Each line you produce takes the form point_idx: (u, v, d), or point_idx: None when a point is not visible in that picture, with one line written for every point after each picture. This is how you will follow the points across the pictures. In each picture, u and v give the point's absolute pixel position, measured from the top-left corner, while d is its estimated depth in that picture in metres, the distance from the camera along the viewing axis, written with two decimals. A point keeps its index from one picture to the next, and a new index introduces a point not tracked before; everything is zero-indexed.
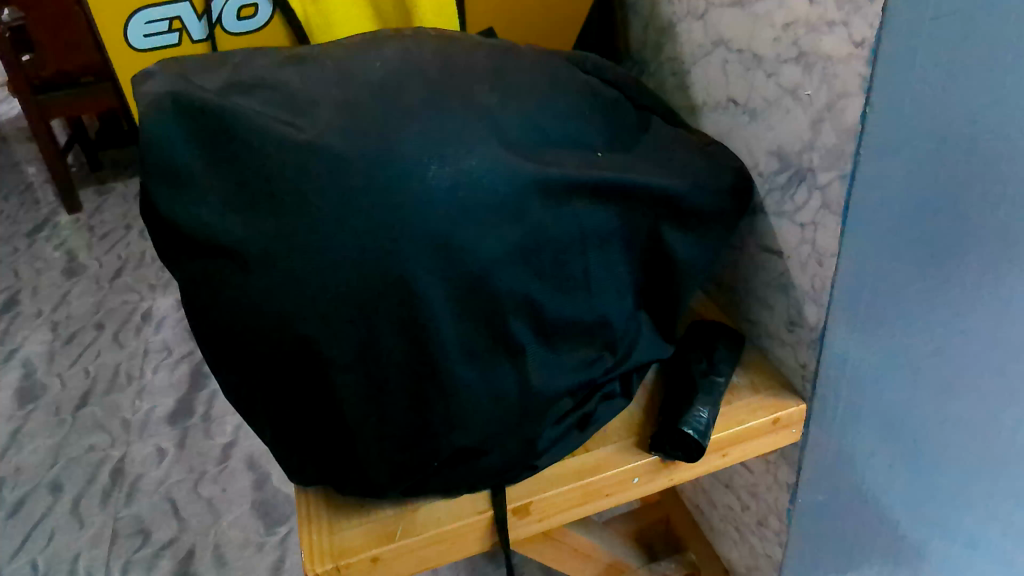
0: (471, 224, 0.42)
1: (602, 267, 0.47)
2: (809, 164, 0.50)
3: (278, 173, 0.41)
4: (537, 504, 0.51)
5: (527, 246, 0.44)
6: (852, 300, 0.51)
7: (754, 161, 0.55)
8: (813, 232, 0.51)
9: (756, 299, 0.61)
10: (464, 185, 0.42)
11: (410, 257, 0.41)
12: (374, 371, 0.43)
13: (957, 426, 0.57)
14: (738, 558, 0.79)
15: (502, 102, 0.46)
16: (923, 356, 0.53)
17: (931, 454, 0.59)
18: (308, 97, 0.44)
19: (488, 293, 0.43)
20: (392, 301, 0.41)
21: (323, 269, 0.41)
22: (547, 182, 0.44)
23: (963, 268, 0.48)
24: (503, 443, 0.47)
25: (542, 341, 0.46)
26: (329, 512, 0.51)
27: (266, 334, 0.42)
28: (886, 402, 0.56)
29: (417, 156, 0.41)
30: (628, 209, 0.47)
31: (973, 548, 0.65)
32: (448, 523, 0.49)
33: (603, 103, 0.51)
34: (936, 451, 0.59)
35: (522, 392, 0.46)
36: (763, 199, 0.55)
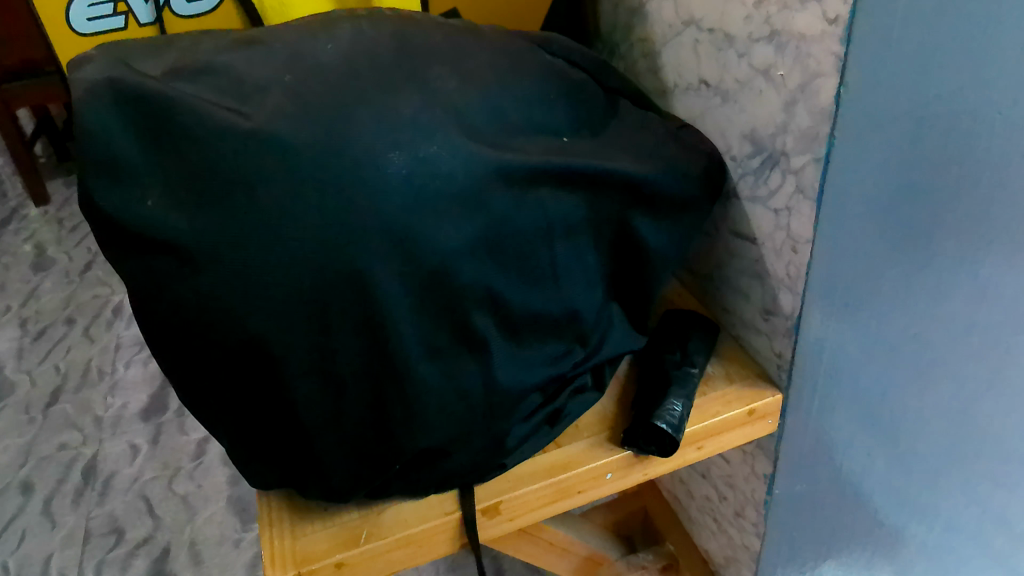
0: (431, 214, 0.40)
1: (570, 257, 0.45)
2: (783, 148, 0.48)
3: (224, 162, 0.39)
4: (508, 503, 0.49)
5: (489, 237, 0.42)
6: (828, 288, 0.50)
7: (727, 145, 0.53)
8: (788, 218, 0.49)
9: (730, 287, 0.59)
10: (424, 174, 0.40)
11: (367, 251, 0.39)
12: (330, 370, 0.41)
13: (937, 411, 0.57)
14: (716, 548, 0.77)
15: (462, 85, 0.44)
16: (902, 344, 0.53)
17: (907, 440, 0.59)
18: (256, 82, 0.42)
19: (451, 287, 0.41)
20: (348, 297, 0.39)
21: (274, 264, 0.38)
22: (512, 170, 0.42)
23: (942, 254, 0.48)
24: (470, 442, 0.45)
25: (508, 336, 0.44)
26: (292, 516, 0.49)
27: (216, 335, 0.40)
28: (862, 388, 0.55)
29: (371, 145, 0.39)
30: (596, 196, 0.45)
31: (948, 530, 0.67)
32: (415, 525, 0.48)
33: (569, 86, 0.49)
34: (912, 436, 0.59)
35: (488, 389, 0.44)
36: (736, 183, 0.54)
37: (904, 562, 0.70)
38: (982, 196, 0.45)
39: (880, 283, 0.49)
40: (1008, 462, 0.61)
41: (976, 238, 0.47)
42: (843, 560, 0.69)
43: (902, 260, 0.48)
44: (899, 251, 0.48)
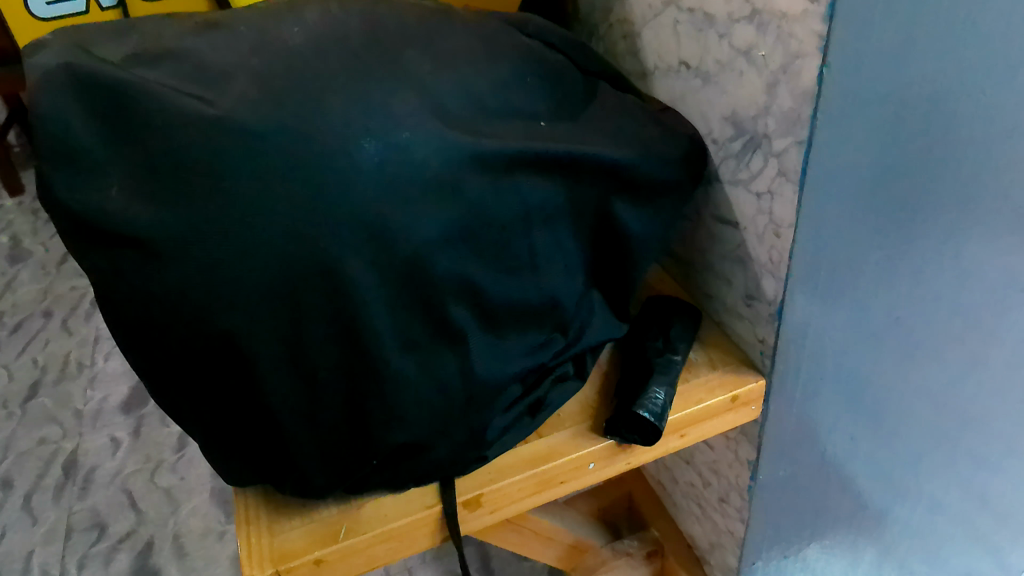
0: (405, 203, 0.39)
1: (549, 244, 0.44)
2: (764, 130, 0.46)
3: (188, 151, 0.37)
4: (490, 495, 0.48)
5: (466, 226, 0.41)
6: (812, 273, 0.49)
7: (708, 128, 0.52)
8: (770, 201, 0.48)
9: (712, 273, 0.58)
10: (397, 161, 0.38)
11: (339, 242, 0.37)
12: (303, 364, 0.40)
13: (918, 393, 0.57)
14: (701, 533, 0.77)
15: (435, 70, 0.42)
16: (886, 327, 0.52)
17: (891, 422, 0.59)
18: (220, 68, 0.40)
19: (426, 278, 0.40)
20: (320, 291, 0.38)
21: (244, 257, 0.37)
22: (487, 156, 0.40)
23: (924, 236, 0.48)
24: (449, 436, 0.44)
25: (485, 327, 0.43)
26: (269, 514, 0.48)
27: (183, 331, 0.39)
28: (846, 372, 0.55)
29: (341, 132, 0.38)
30: (575, 182, 0.44)
31: (931, 510, 0.67)
32: (395, 520, 0.47)
33: (547, 69, 0.48)
34: (896, 419, 0.59)
35: (466, 382, 0.43)
36: (718, 167, 0.53)
37: (888, 544, 0.70)
38: (962, 175, 0.46)
39: (863, 267, 0.49)
40: (983, 440, 0.62)
41: (954, 220, 0.48)
42: (827, 542, 0.69)
43: (884, 243, 0.48)
44: (881, 234, 0.47)
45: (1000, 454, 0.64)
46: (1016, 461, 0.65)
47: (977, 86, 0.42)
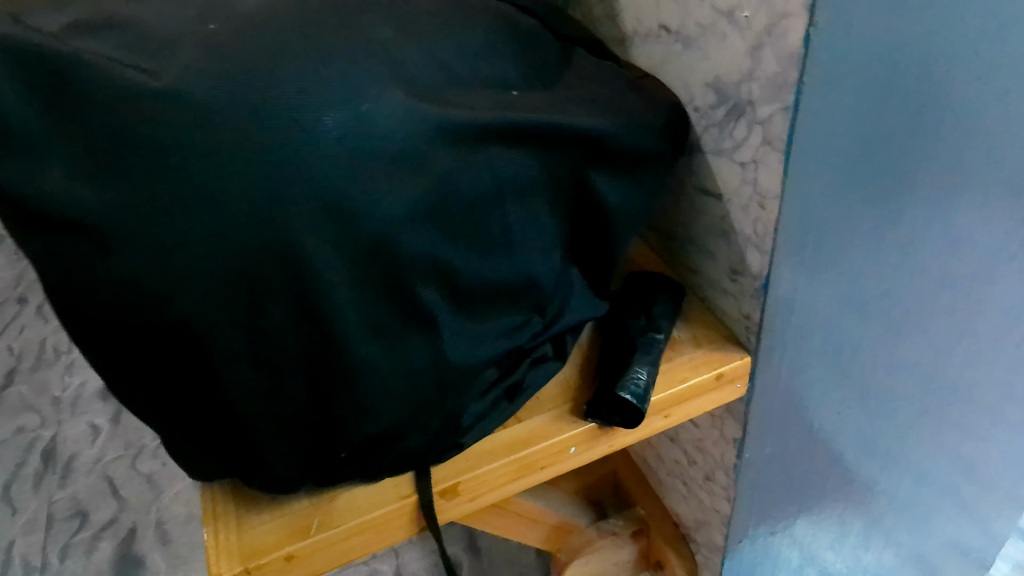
0: (366, 178, 0.36)
1: (524, 222, 0.41)
2: (749, 97, 0.44)
3: (133, 128, 0.34)
4: (467, 484, 0.47)
5: (434, 203, 0.38)
6: (799, 245, 0.47)
7: (689, 95, 0.50)
8: (755, 171, 0.46)
9: (695, 247, 0.56)
10: (357, 133, 0.36)
11: (298, 222, 0.35)
12: (265, 354, 0.37)
13: (905, 365, 0.56)
14: (686, 511, 0.75)
15: (398, 35, 0.40)
16: (875, 299, 0.51)
17: (879, 396, 0.58)
18: (166, 37, 0.37)
19: (392, 258, 0.37)
20: (279, 276, 0.36)
21: (197, 242, 0.35)
22: (455, 127, 0.38)
23: (913, 205, 0.46)
24: (422, 424, 0.43)
25: (457, 310, 0.40)
26: (238, 508, 0.46)
27: (133, 321, 0.36)
28: (834, 347, 0.53)
29: (295, 104, 0.35)
30: (550, 155, 0.41)
31: (918, 482, 0.67)
32: (368, 512, 0.45)
33: (520, 35, 0.45)
34: (884, 392, 0.58)
35: (438, 367, 0.41)
36: (700, 136, 0.50)
37: (875, 516, 0.69)
38: (953, 141, 0.44)
39: (850, 238, 0.47)
40: (970, 411, 0.62)
41: (944, 188, 0.46)
42: (814, 516, 0.68)
43: (873, 213, 0.46)
44: (871, 203, 0.45)
45: (986, 423, 0.64)
46: (1001, 429, 0.65)
47: (969, 46, 0.40)
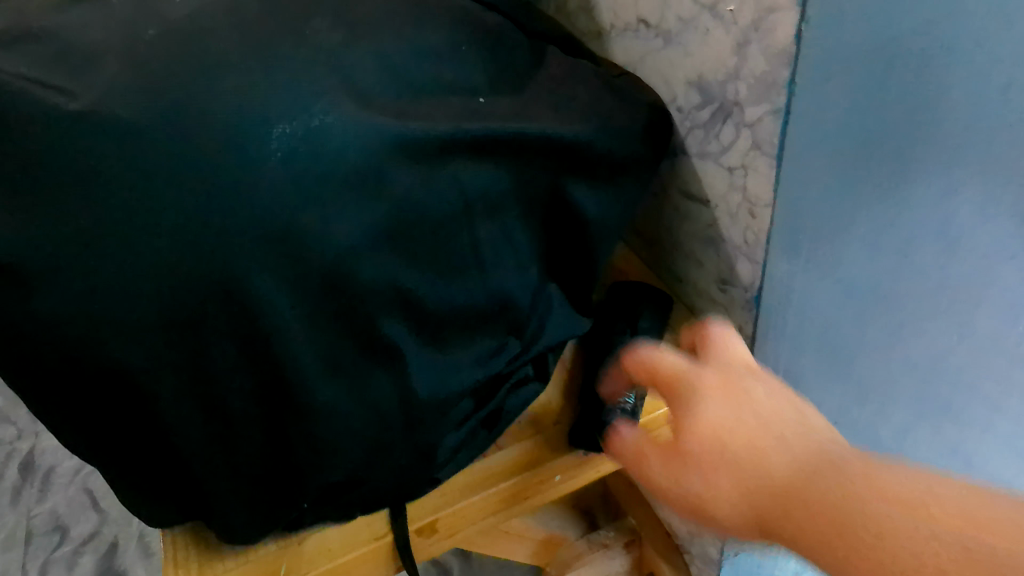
0: (318, 203, 0.32)
1: (495, 237, 0.38)
2: (735, 97, 0.41)
3: (56, 155, 0.30)
4: (445, 520, 0.45)
5: (395, 226, 0.35)
6: (793, 253, 0.44)
7: (671, 94, 0.46)
8: (744, 176, 0.43)
9: (682, 254, 0.53)
10: (306, 153, 0.32)
11: (243, 255, 0.32)
12: (214, 398, 0.34)
13: (912, 388, 0.49)
14: (679, 522, 0.72)
15: (349, 38, 0.36)
16: (879, 310, 0.45)
17: (879, 409, 0.51)
18: (90, 50, 0.33)
19: (349, 290, 0.34)
20: (225, 314, 0.32)
21: (130, 280, 0.31)
22: (415, 141, 0.34)
23: (925, 212, 0.40)
24: (390, 463, 0.39)
25: (426, 340, 0.37)
26: (200, 556, 0.42)
27: (62, 368, 0.32)
28: (829, 355, 0.49)
29: (236, 123, 0.31)
30: (521, 167, 0.38)
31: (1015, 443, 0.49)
32: (339, 556, 0.43)
33: (487, 34, 0.41)
34: (887, 410, 0.51)
35: (406, 403, 0.37)
36: (684, 138, 0.47)
37: None
38: (986, 144, 0.37)
39: (844, 244, 0.43)
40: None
41: (973, 198, 0.39)
42: None
43: (872, 217, 0.41)
44: (868, 207, 0.41)
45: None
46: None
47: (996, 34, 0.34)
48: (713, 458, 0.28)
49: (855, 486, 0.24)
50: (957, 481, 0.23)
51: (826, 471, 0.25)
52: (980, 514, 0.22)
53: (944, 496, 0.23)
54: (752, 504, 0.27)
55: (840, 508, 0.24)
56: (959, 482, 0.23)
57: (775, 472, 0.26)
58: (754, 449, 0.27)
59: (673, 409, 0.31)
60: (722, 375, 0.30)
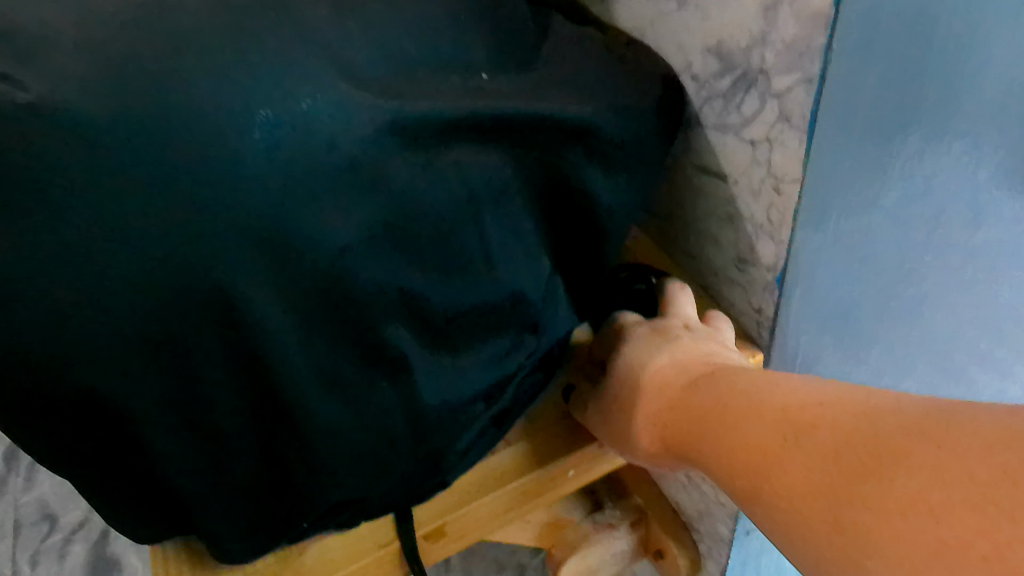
0: (312, 198, 0.29)
1: (501, 229, 0.35)
2: (761, 64, 0.38)
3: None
4: (453, 523, 0.42)
5: (393, 221, 0.31)
6: (819, 231, 0.41)
7: (686, 61, 0.43)
8: (769, 151, 0.40)
9: (694, 232, 0.50)
10: (293, 144, 0.29)
11: (226, 260, 0.28)
12: (202, 416, 0.31)
13: (927, 359, 0.47)
14: (688, 501, 0.70)
15: (336, 12, 0.32)
16: (911, 258, 0.42)
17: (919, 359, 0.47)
18: (30, 21, 0.28)
19: (346, 294, 0.31)
20: (210, 326, 0.29)
21: (99, 293, 0.27)
22: (413, 125, 0.31)
23: (961, 145, 0.37)
24: (389, 476, 0.37)
25: (429, 344, 0.35)
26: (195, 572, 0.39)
27: (21, 398, 0.29)
28: (858, 319, 0.45)
29: (212, 111, 0.28)
30: (527, 150, 0.35)
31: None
32: (343, 567, 0.40)
33: (486, 4, 0.38)
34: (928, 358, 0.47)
35: (411, 413, 0.34)
36: (698, 110, 0.44)
37: None
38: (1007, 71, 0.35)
39: (875, 199, 0.39)
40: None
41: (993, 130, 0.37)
42: None
43: (904, 163, 0.38)
44: (901, 153, 0.37)
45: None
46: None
47: None
48: (730, 467, 0.31)
49: (846, 483, 0.24)
50: (924, 425, 0.23)
51: (821, 466, 0.26)
52: (947, 479, 0.21)
53: (911, 470, 0.22)
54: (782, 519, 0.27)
55: (832, 508, 0.25)
56: (919, 418, 0.24)
57: (780, 491, 0.27)
58: (759, 453, 0.29)
59: (683, 414, 0.35)
60: (711, 376, 0.36)
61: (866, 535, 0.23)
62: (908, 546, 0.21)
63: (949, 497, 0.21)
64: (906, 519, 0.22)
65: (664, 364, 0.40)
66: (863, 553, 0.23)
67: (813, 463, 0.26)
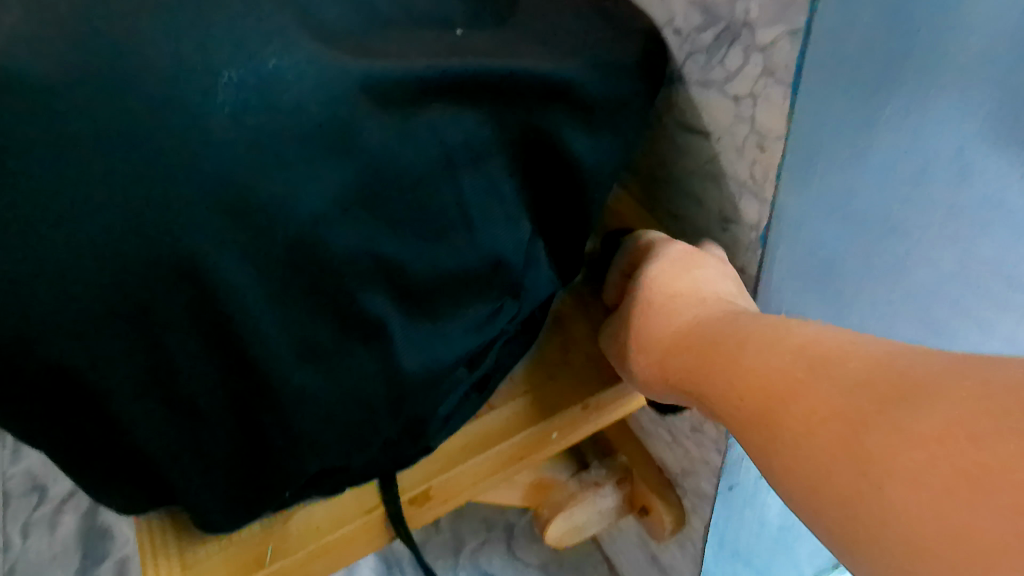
0: (281, 162, 0.28)
1: (480, 192, 0.34)
2: (745, 17, 0.37)
3: None
4: (439, 487, 0.42)
5: (369, 186, 0.30)
6: (802, 182, 0.40)
7: (669, 15, 0.42)
8: (753, 106, 0.39)
9: (678, 192, 0.50)
10: (261, 107, 0.28)
11: (196, 230, 0.27)
12: (177, 388, 0.30)
13: (921, 310, 0.47)
14: (673, 460, 0.70)
15: None
16: (898, 210, 0.41)
17: (909, 304, 0.46)
18: None
19: (321, 262, 0.30)
20: (180, 296, 0.28)
21: (65, 265, 0.27)
22: (386, 85, 0.30)
23: (949, 96, 0.36)
24: (371, 445, 0.36)
25: (412, 312, 0.34)
26: (179, 540, 0.39)
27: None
28: (842, 270, 0.45)
29: (175, 75, 0.27)
30: (505, 110, 0.33)
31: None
32: (328, 533, 0.40)
33: None
34: (923, 302, 0.46)
35: (392, 381, 0.34)
36: (682, 66, 0.43)
37: None
38: (989, 21, 0.33)
39: (860, 156, 0.39)
40: None
41: (988, 76, 0.35)
42: None
43: (886, 115, 0.37)
44: (886, 103, 0.36)
45: None
46: None
47: None
48: (737, 398, 0.30)
49: (870, 415, 0.24)
50: (971, 372, 0.22)
51: (841, 397, 0.25)
52: (977, 414, 0.21)
53: (955, 403, 0.22)
54: (781, 451, 0.27)
55: (848, 443, 0.24)
56: (962, 364, 0.23)
57: (790, 421, 0.26)
58: (773, 382, 0.28)
59: (692, 345, 0.35)
60: (727, 316, 0.35)
61: (881, 465, 0.23)
62: (936, 470, 0.21)
63: (995, 428, 0.20)
64: (940, 448, 0.21)
65: (677, 299, 0.38)
66: (875, 483, 0.23)
67: (830, 392, 0.25)
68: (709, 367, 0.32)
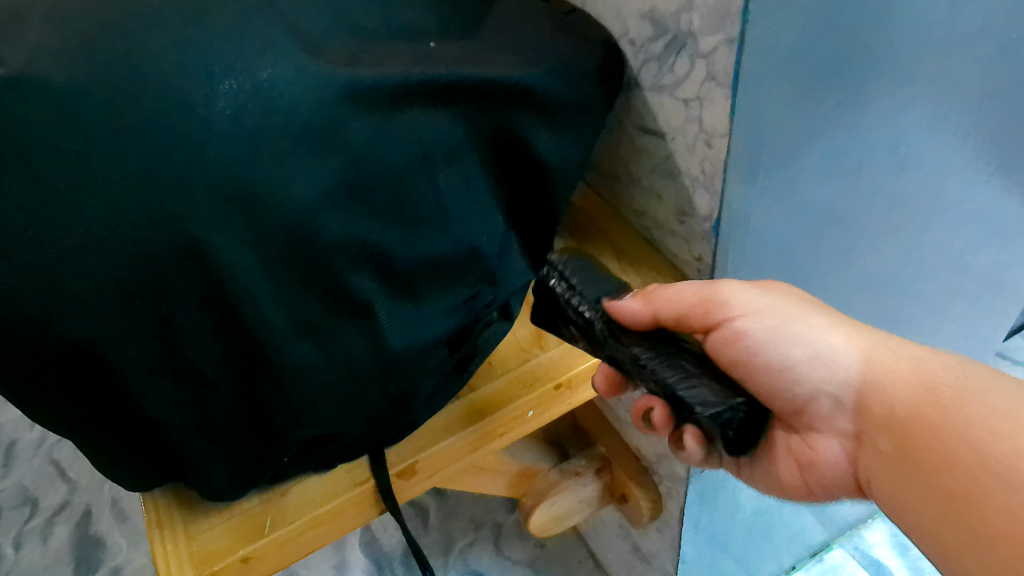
0: (273, 158, 0.32)
1: (455, 186, 0.38)
2: (689, 28, 0.41)
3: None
4: (424, 461, 0.46)
5: (354, 179, 0.34)
6: (750, 176, 0.43)
7: (624, 27, 0.46)
8: (699, 108, 0.43)
9: (640, 188, 0.54)
10: (256, 109, 0.31)
11: (200, 218, 0.31)
12: (184, 362, 0.34)
13: (858, 278, 0.53)
14: (648, 447, 0.74)
15: None
16: (840, 196, 0.46)
17: (850, 273, 0.52)
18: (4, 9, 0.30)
19: (313, 248, 0.34)
20: (186, 278, 0.32)
21: (84, 250, 0.30)
22: (366, 90, 0.33)
23: (878, 93, 0.42)
24: (359, 416, 0.40)
25: (397, 294, 0.37)
26: (184, 514, 0.43)
27: (13, 354, 0.31)
28: (794, 254, 0.49)
29: (178, 81, 0.30)
30: (475, 112, 0.37)
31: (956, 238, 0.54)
32: (324, 504, 0.43)
33: None
34: (859, 269, 0.52)
35: (378, 354, 0.37)
36: (638, 72, 0.47)
37: None
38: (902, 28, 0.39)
39: (802, 151, 0.43)
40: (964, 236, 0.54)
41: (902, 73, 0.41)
42: None
43: (826, 115, 0.41)
44: (826, 105, 0.41)
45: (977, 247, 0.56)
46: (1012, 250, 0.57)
47: None
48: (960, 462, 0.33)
49: None
50: None
51: None
52: None
53: None
54: (995, 500, 0.31)
55: None
56: None
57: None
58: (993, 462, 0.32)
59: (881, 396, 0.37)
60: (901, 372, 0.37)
61: None
62: None
63: None
64: None
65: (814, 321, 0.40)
66: None
67: None
68: (916, 428, 0.35)
